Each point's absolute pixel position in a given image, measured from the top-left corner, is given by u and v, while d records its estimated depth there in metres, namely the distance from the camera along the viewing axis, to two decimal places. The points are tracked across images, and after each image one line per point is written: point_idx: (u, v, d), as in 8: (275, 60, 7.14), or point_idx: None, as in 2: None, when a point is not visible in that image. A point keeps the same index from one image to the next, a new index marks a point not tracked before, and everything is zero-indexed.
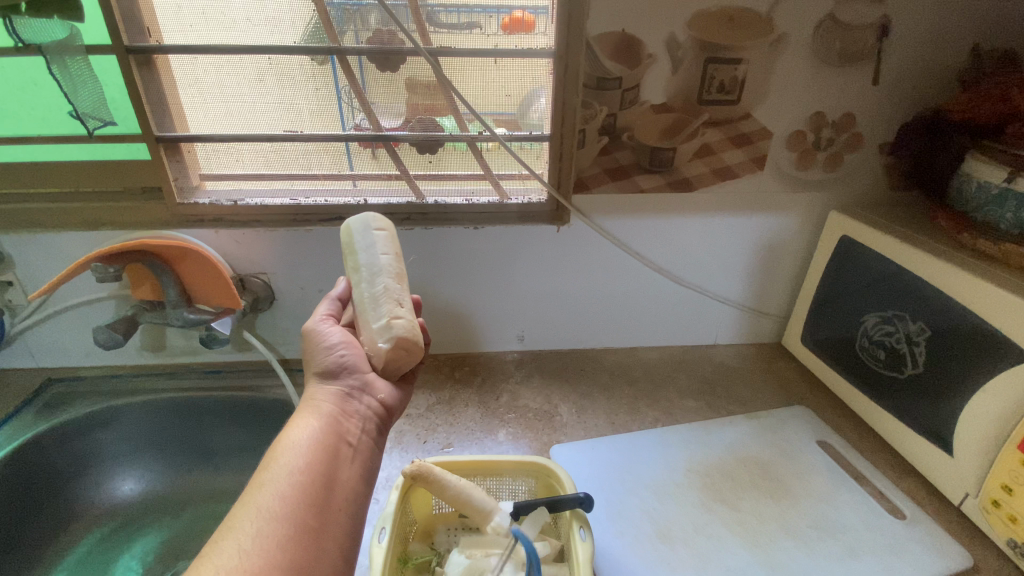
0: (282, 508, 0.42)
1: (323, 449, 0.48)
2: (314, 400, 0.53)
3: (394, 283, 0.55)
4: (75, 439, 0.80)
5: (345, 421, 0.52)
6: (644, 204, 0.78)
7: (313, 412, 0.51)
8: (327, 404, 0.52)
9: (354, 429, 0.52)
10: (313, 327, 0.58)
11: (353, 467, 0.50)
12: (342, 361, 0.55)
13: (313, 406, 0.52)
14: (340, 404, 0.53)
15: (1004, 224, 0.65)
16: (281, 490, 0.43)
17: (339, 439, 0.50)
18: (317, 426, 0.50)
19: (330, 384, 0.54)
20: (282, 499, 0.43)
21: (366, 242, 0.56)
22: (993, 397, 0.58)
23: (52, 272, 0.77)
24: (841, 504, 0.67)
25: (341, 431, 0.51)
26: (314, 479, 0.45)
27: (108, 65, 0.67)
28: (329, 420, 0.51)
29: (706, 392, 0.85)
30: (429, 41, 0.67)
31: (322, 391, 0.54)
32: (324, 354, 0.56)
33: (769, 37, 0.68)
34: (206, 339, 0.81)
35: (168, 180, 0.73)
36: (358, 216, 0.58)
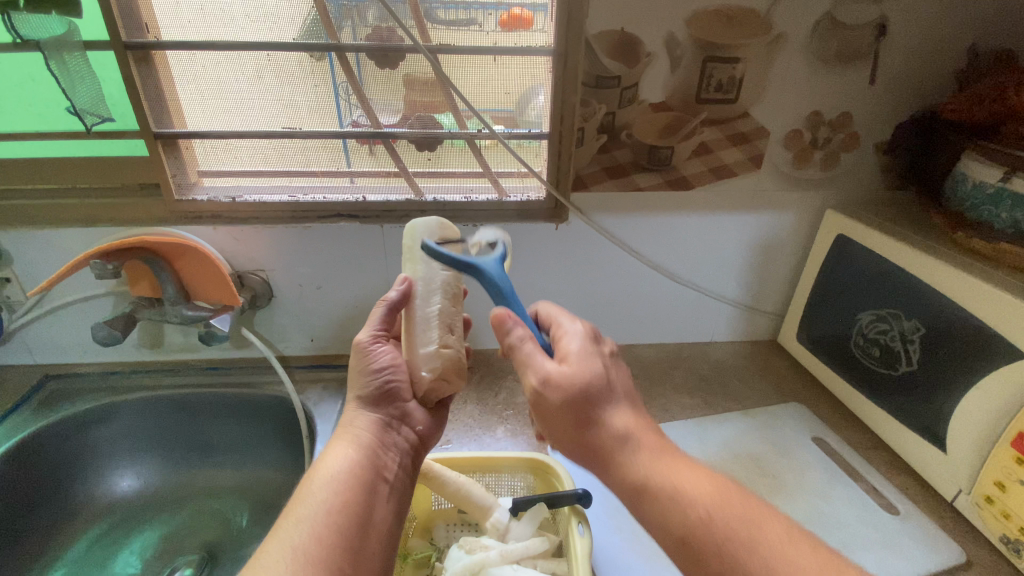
0: (316, 551, 0.42)
1: (359, 485, 0.49)
2: (353, 428, 0.54)
3: (448, 306, 0.54)
4: (74, 435, 0.79)
5: (383, 455, 0.53)
6: (642, 202, 0.79)
7: (351, 441, 0.52)
8: (366, 435, 0.53)
9: (391, 464, 0.53)
10: (365, 345, 0.56)
11: (388, 504, 0.51)
12: (386, 388, 0.55)
13: (351, 434, 0.53)
14: (379, 437, 0.54)
15: (999, 224, 0.65)
16: (316, 530, 0.44)
17: (376, 474, 0.51)
18: (355, 457, 0.51)
19: (372, 411, 0.55)
20: (317, 541, 0.43)
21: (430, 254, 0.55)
22: (986, 395, 0.59)
23: (50, 268, 0.77)
24: (836, 499, 0.68)
25: (379, 465, 0.52)
26: (351, 518, 0.46)
27: (106, 61, 0.67)
28: (368, 453, 0.52)
29: (702, 388, 0.86)
30: (429, 38, 0.67)
31: (361, 419, 0.54)
32: (369, 379, 0.55)
33: (767, 36, 0.68)
34: (205, 336, 0.78)
35: (166, 176, 0.73)
36: (425, 221, 0.55)
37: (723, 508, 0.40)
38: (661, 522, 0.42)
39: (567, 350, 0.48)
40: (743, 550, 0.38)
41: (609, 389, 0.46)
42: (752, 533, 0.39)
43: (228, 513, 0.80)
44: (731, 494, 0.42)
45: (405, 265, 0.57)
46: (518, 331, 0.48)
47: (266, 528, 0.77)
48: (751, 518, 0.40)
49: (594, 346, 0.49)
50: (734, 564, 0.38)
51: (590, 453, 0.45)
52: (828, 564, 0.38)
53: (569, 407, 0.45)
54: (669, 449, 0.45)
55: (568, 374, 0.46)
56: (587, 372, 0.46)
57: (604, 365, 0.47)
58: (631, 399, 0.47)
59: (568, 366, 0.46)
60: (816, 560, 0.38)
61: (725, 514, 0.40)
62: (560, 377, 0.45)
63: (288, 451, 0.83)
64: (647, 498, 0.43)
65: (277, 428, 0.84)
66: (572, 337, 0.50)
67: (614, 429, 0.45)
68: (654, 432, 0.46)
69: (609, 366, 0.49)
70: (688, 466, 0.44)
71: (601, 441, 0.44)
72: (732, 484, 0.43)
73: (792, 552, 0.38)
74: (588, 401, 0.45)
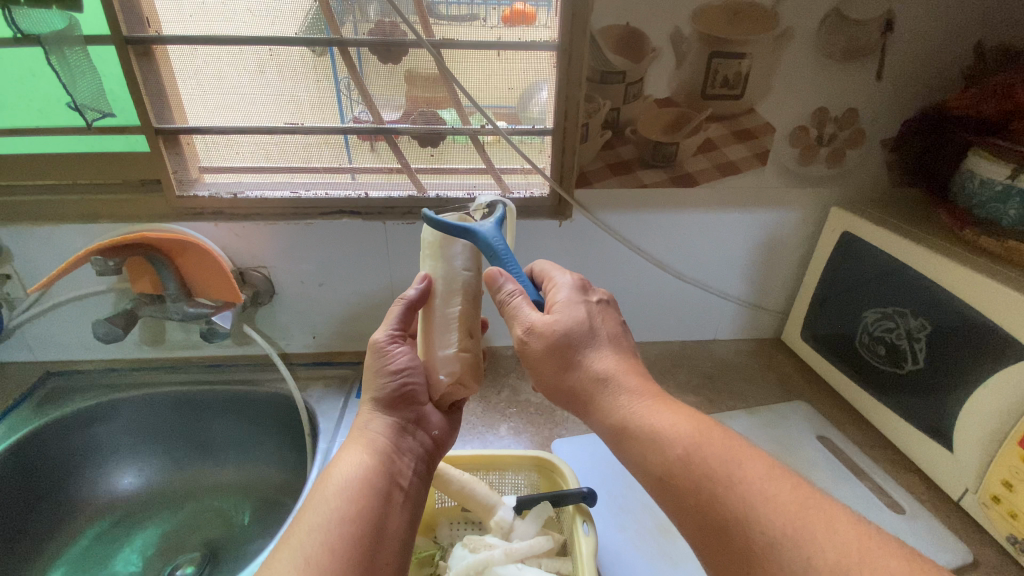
0: (328, 563, 0.42)
1: (372, 493, 0.48)
2: (368, 432, 0.53)
3: (467, 307, 0.54)
4: (74, 432, 0.79)
5: (398, 460, 0.52)
6: (647, 199, 0.78)
7: (365, 446, 0.52)
8: (381, 440, 0.52)
9: (406, 470, 0.53)
10: (381, 344, 0.55)
11: (401, 513, 0.50)
12: (402, 390, 0.55)
13: (366, 439, 0.52)
14: (394, 441, 0.53)
15: (1007, 221, 0.65)
16: (329, 541, 0.43)
17: (390, 481, 0.50)
18: (368, 463, 0.50)
19: (387, 414, 0.54)
20: (329, 552, 0.43)
21: (449, 250, 0.53)
22: (993, 394, 0.59)
23: (50, 265, 0.77)
24: (841, 499, 0.68)
25: (394, 471, 0.51)
26: (364, 529, 0.45)
27: (107, 56, 0.66)
28: (382, 459, 0.51)
29: (706, 386, 0.86)
30: (431, 33, 0.67)
31: (376, 423, 0.54)
32: (386, 380, 0.54)
33: (774, 31, 0.67)
34: (206, 332, 0.78)
35: (167, 172, 0.72)
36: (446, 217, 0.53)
37: (702, 447, 0.41)
38: (645, 462, 0.44)
39: (553, 300, 0.51)
40: (719, 483, 0.39)
41: (590, 334, 0.49)
42: (729, 469, 0.39)
43: (231, 511, 0.80)
44: (712, 433, 0.43)
45: (423, 261, 0.55)
46: (509, 288, 0.49)
47: (268, 526, 0.77)
48: (728, 453, 0.41)
49: (580, 295, 0.52)
50: (708, 497, 0.39)
51: (577, 397, 0.48)
52: (805, 496, 0.38)
53: (552, 352, 0.48)
54: (655, 394, 0.47)
55: (551, 322, 0.48)
56: (570, 319, 0.49)
57: (587, 312, 0.50)
58: (614, 343, 0.50)
59: (553, 314, 0.49)
60: (790, 491, 0.38)
61: (703, 451, 0.41)
62: (542, 325, 0.48)
63: (290, 449, 0.83)
64: (631, 439, 0.45)
65: (279, 425, 0.83)
66: (560, 288, 0.52)
67: (596, 371, 0.48)
68: (638, 377, 0.48)
69: (594, 313, 0.51)
70: (669, 409, 0.45)
71: (585, 382, 0.48)
72: (714, 424, 0.44)
73: (767, 485, 0.38)
74: (570, 346, 0.48)
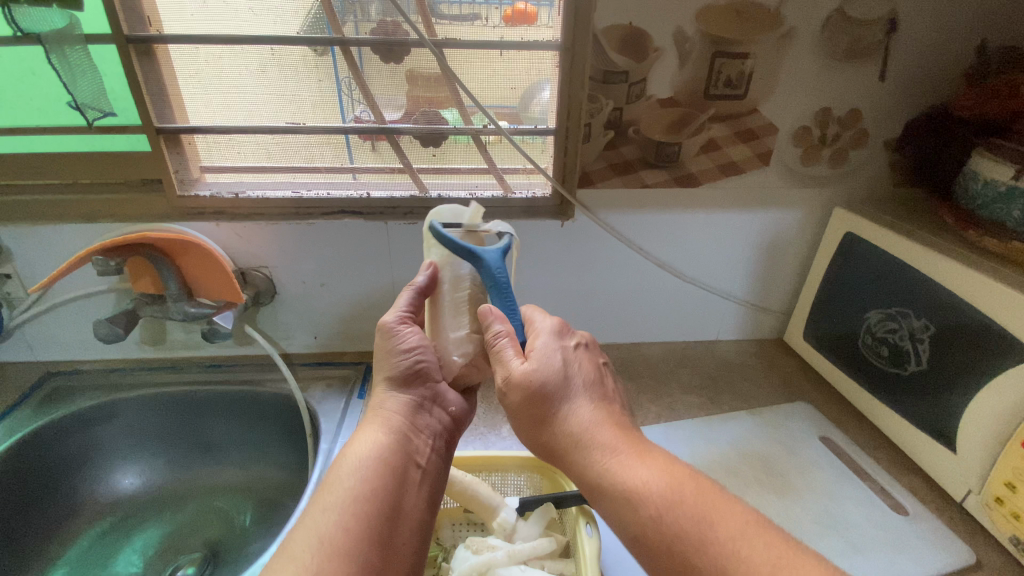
0: (344, 542, 0.42)
1: (389, 472, 0.48)
2: (384, 411, 0.53)
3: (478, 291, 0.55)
4: (75, 433, 0.79)
5: (414, 437, 0.53)
6: (650, 199, 0.78)
7: (382, 424, 0.52)
8: (398, 419, 0.53)
9: (423, 448, 0.53)
10: (391, 326, 0.55)
11: (419, 492, 0.51)
12: (416, 368, 0.54)
13: (382, 418, 0.53)
14: (411, 419, 0.53)
15: (1011, 222, 0.64)
16: (344, 521, 0.43)
17: (408, 459, 0.51)
18: (385, 442, 0.50)
19: (403, 393, 0.54)
20: (344, 531, 0.43)
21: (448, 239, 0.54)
22: (996, 394, 0.59)
23: (50, 265, 0.76)
24: (844, 499, 0.68)
25: (411, 449, 0.52)
26: (380, 508, 0.46)
27: (108, 56, 0.66)
28: (399, 438, 0.51)
29: (708, 387, 0.85)
30: (434, 33, 0.67)
31: (393, 401, 0.54)
32: (399, 359, 0.54)
33: (777, 30, 0.67)
34: (207, 332, 0.78)
35: (168, 172, 0.72)
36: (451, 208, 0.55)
37: (675, 505, 0.41)
38: (620, 519, 0.43)
39: (531, 345, 0.51)
40: (692, 546, 0.39)
41: (565, 385, 0.49)
42: (701, 529, 0.39)
43: (231, 512, 0.79)
44: (687, 486, 0.42)
45: (428, 250, 0.56)
46: (496, 329, 0.50)
47: (269, 526, 0.77)
48: (701, 511, 0.40)
49: (557, 341, 0.52)
50: (683, 560, 0.39)
51: (555, 449, 0.49)
52: (780, 557, 0.37)
53: (529, 403, 0.48)
54: (630, 444, 0.46)
55: (528, 372, 0.48)
56: (547, 367, 0.49)
57: (563, 360, 0.50)
58: (591, 390, 0.50)
59: (530, 362, 0.49)
60: (764, 552, 0.38)
61: (676, 511, 0.41)
62: (517, 378, 0.48)
63: (292, 450, 0.82)
64: (605, 493, 0.44)
65: (280, 425, 0.83)
66: (539, 333, 0.52)
67: (572, 425, 0.48)
68: (613, 426, 0.48)
69: (570, 358, 0.52)
70: (644, 460, 0.45)
71: (560, 435, 0.48)
72: (688, 475, 0.44)
73: (740, 544, 0.38)
74: (547, 397, 0.48)
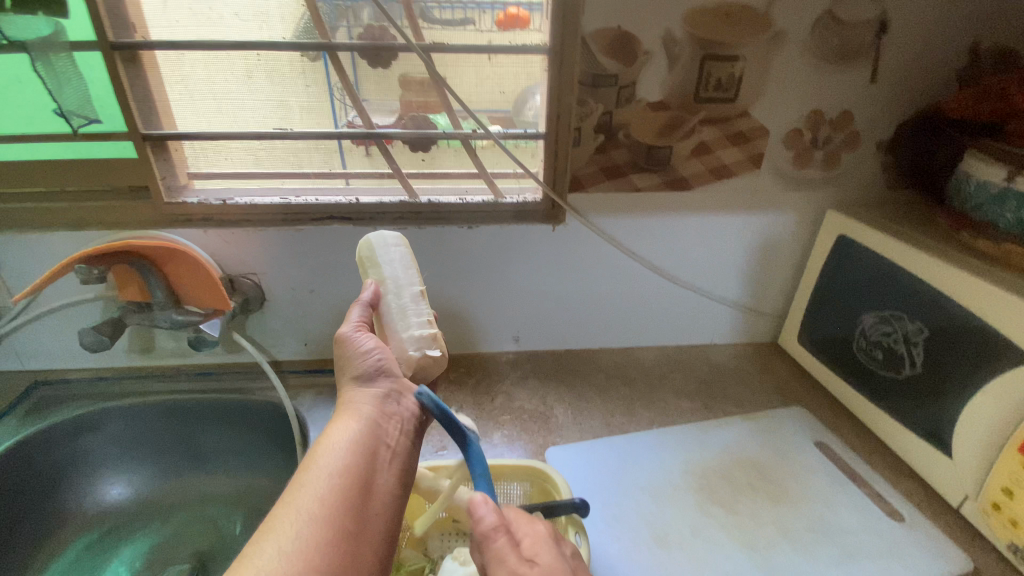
0: (320, 510, 0.41)
1: (361, 452, 0.47)
2: (353, 403, 0.51)
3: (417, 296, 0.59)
4: (64, 443, 0.78)
5: (385, 423, 0.51)
6: (641, 203, 0.77)
7: (352, 413, 0.50)
8: (366, 407, 0.51)
9: (393, 431, 0.51)
10: (346, 335, 0.55)
11: (391, 470, 0.48)
12: (379, 364, 0.53)
13: (352, 409, 0.51)
14: (380, 406, 0.51)
15: (1004, 224, 0.64)
16: (321, 491, 0.42)
17: (378, 441, 0.49)
18: (356, 427, 0.49)
19: (369, 388, 0.53)
20: (321, 500, 0.42)
21: (388, 257, 0.60)
22: (992, 399, 0.58)
23: (35, 273, 0.75)
24: (839, 505, 0.67)
25: (380, 433, 0.50)
26: (353, 482, 0.44)
27: (93, 62, 0.65)
28: (369, 423, 0.49)
29: (702, 392, 0.84)
30: (423, 37, 0.66)
31: (361, 395, 0.52)
32: (360, 360, 0.53)
33: (767, 33, 0.67)
34: (195, 341, 0.77)
35: (156, 179, 0.71)
36: (377, 233, 0.61)
37: None
38: None
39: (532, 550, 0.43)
40: None
41: None
42: None
43: (221, 521, 0.79)
44: None
45: (367, 276, 0.60)
46: (490, 519, 0.43)
47: None
48: None
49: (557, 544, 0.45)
50: None
51: None
52: None
53: None
54: None
55: None
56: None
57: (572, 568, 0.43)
58: None
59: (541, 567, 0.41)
60: None
61: None
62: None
63: (281, 458, 0.82)
64: None
65: (269, 434, 0.82)
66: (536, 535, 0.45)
67: None
68: None
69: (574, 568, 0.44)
70: None
71: None
72: None
73: None
74: None
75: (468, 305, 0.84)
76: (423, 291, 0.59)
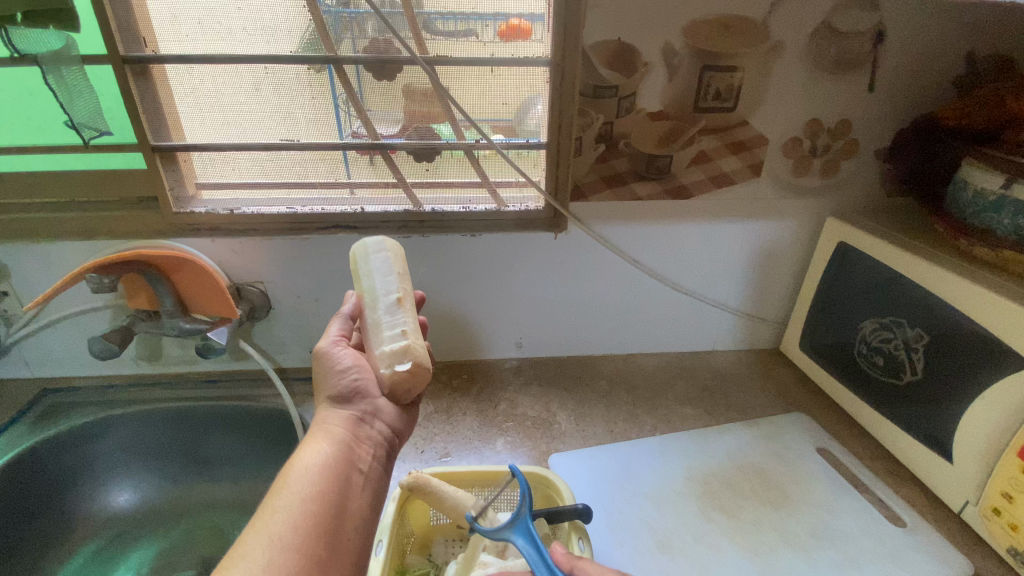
0: (292, 536, 0.42)
1: (334, 476, 0.48)
2: (327, 425, 0.53)
3: (395, 306, 0.55)
4: (72, 450, 0.79)
5: (357, 447, 0.52)
6: (641, 211, 0.78)
7: (325, 437, 0.51)
8: (339, 429, 0.52)
9: (366, 456, 0.52)
10: (325, 349, 0.57)
11: (363, 494, 0.50)
12: (354, 385, 0.55)
13: (325, 431, 0.52)
14: (353, 429, 0.53)
15: (1002, 230, 0.64)
16: (293, 517, 0.43)
17: (350, 465, 0.50)
18: (329, 451, 0.50)
19: (343, 409, 0.55)
20: (293, 527, 0.42)
21: (371, 267, 0.58)
22: (992, 404, 0.58)
23: (46, 282, 0.77)
24: (841, 511, 0.67)
25: (353, 457, 0.51)
26: (325, 507, 0.45)
27: (104, 75, 0.67)
28: (341, 446, 0.51)
29: (705, 398, 0.85)
30: (426, 49, 0.68)
31: (334, 416, 0.54)
32: (336, 379, 0.55)
33: (764, 44, 0.68)
34: (201, 348, 0.79)
35: (165, 190, 0.72)
36: (367, 239, 0.60)
37: None
38: None
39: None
40: None
41: None
42: None
43: (227, 527, 0.79)
44: None
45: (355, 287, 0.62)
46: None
47: None
48: None
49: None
50: None
51: None
52: None
53: None
54: None
55: None
56: None
57: None
58: None
59: None
60: None
61: None
62: None
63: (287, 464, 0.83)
64: None
65: (275, 440, 0.83)
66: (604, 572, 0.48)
67: None
68: None
69: None
70: None
71: None
72: None
73: None
74: None
75: (469, 311, 0.85)
76: (400, 298, 0.55)
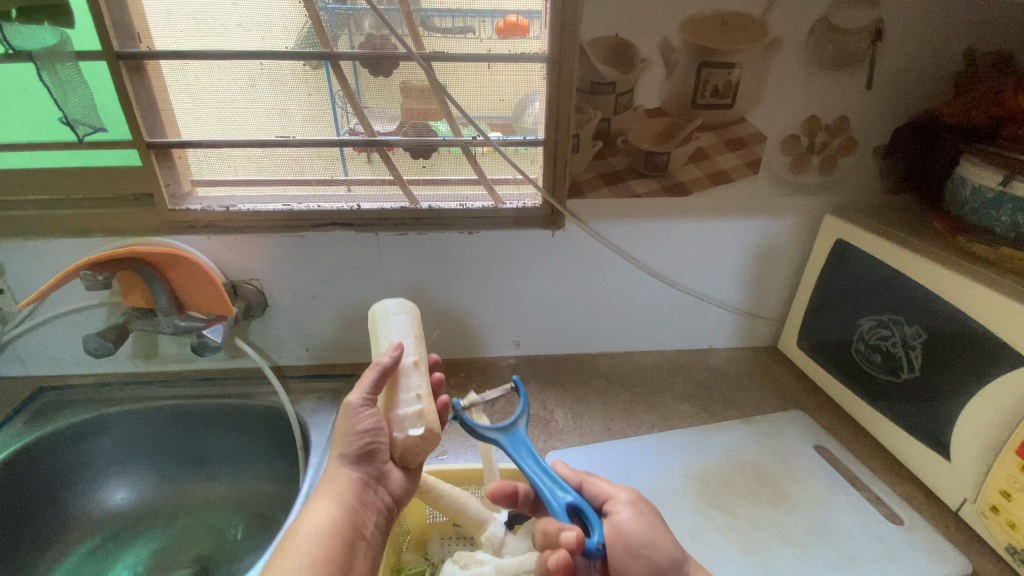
0: None
1: (339, 546, 0.49)
2: (335, 484, 0.52)
3: (415, 369, 0.56)
4: (67, 449, 0.79)
5: (362, 514, 0.52)
6: (637, 208, 0.78)
7: (333, 497, 0.51)
8: (348, 492, 0.52)
9: (370, 523, 0.53)
10: (353, 407, 0.53)
11: (363, 564, 0.51)
12: (368, 448, 0.53)
13: (333, 491, 0.51)
14: (361, 493, 0.52)
15: (1000, 227, 0.64)
16: None
17: (355, 534, 0.51)
18: (336, 516, 0.50)
19: (355, 468, 0.53)
20: None
21: (390, 327, 0.60)
22: (990, 402, 0.58)
23: (41, 279, 0.76)
24: (839, 509, 0.67)
25: (358, 525, 0.51)
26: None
27: (99, 72, 0.66)
28: (348, 513, 0.51)
29: (702, 396, 0.85)
30: (423, 45, 0.67)
31: (344, 475, 0.53)
32: (352, 439, 0.53)
33: (762, 41, 0.68)
34: (197, 346, 0.79)
35: (160, 187, 0.72)
36: (387, 301, 0.64)
37: None
38: None
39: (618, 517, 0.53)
40: None
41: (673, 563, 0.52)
42: None
43: (223, 526, 0.79)
44: None
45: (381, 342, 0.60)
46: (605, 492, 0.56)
47: (263, 539, 0.77)
48: None
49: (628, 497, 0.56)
50: None
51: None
52: None
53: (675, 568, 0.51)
54: None
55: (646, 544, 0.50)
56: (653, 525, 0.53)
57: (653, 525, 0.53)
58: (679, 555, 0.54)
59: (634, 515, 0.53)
60: None
61: None
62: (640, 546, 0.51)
63: (283, 462, 0.82)
64: None
65: (271, 439, 0.83)
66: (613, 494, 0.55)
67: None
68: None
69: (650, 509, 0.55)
70: None
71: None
72: None
73: None
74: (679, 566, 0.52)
75: (466, 308, 0.85)
76: (417, 360, 0.57)
